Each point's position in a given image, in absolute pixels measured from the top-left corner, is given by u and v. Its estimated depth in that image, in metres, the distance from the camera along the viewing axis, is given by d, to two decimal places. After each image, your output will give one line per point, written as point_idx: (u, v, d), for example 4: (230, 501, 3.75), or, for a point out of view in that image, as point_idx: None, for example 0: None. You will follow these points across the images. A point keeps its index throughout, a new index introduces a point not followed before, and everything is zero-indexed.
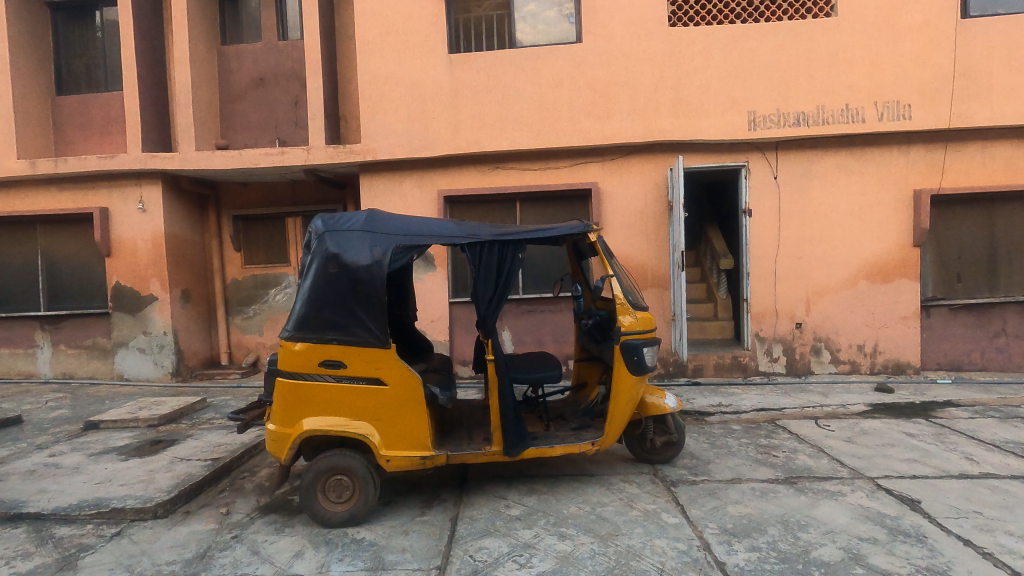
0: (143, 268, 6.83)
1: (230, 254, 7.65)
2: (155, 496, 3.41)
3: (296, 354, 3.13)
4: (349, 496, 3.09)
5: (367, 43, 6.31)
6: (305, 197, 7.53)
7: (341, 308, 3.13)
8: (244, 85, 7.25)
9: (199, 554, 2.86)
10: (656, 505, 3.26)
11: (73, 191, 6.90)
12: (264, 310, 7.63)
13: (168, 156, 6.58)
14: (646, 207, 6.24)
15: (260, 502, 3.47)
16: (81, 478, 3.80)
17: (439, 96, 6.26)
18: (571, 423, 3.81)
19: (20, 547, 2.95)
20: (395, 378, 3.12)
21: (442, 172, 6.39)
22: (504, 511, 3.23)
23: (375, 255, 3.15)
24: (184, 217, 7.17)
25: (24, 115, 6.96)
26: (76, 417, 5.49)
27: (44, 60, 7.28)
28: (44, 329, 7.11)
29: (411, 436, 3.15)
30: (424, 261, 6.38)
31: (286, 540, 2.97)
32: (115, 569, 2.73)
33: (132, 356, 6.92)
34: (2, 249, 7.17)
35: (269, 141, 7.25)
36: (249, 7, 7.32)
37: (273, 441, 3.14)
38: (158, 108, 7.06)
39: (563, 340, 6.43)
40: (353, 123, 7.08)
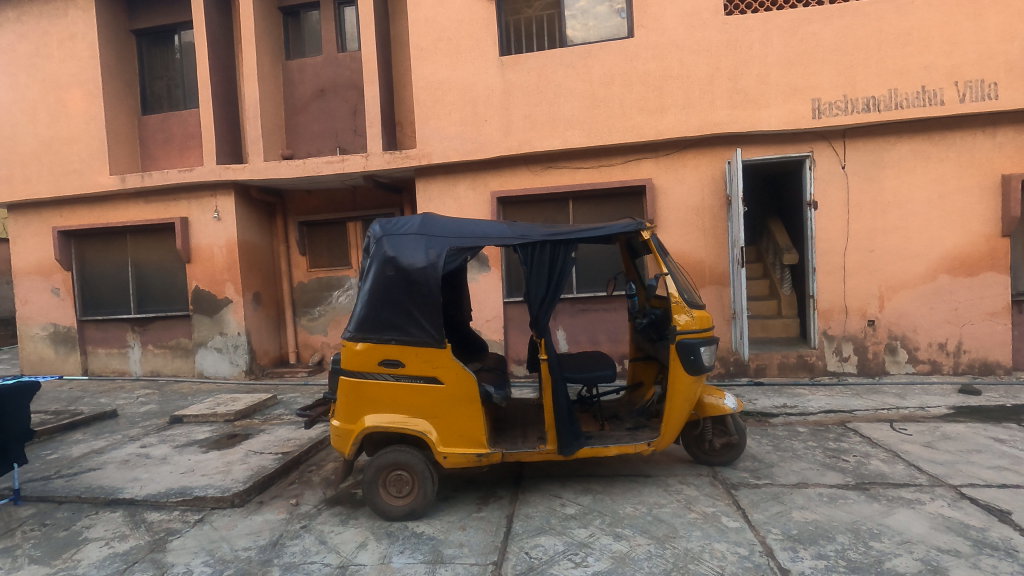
0: (219, 273, 7.31)
1: (296, 259, 8.05)
2: (233, 486, 3.65)
3: (357, 354, 3.27)
4: (409, 490, 3.20)
5: (421, 51, 6.48)
6: (364, 202, 7.80)
7: (399, 309, 3.24)
8: (307, 96, 7.61)
9: (272, 542, 3.04)
10: (716, 508, 3.18)
11: (157, 202, 7.47)
12: (328, 311, 7.98)
13: (240, 168, 7.00)
14: (703, 202, 6.07)
15: (326, 494, 3.65)
16: (168, 468, 4.13)
17: (491, 98, 6.34)
18: (626, 423, 3.77)
19: (117, 530, 3.25)
20: (451, 377, 3.20)
21: (495, 173, 6.47)
22: (560, 510, 3.25)
23: (430, 258, 3.24)
24: (255, 224, 7.61)
25: (115, 134, 7.61)
26: (163, 412, 5.94)
27: (132, 83, 7.93)
28: (135, 330, 7.74)
29: (467, 434, 3.23)
30: (478, 261, 6.49)
31: (351, 532, 3.11)
32: (198, 553, 2.95)
33: (211, 356, 7.42)
34: (98, 258, 7.87)
35: (330, 149, 7.56)
36: (311, 22, 7.68)
37: (338, 437, 3.30)
38: (229, 122, 7.53)
39: (618, 339, 6.37)
40: (408, 129, 7.29)
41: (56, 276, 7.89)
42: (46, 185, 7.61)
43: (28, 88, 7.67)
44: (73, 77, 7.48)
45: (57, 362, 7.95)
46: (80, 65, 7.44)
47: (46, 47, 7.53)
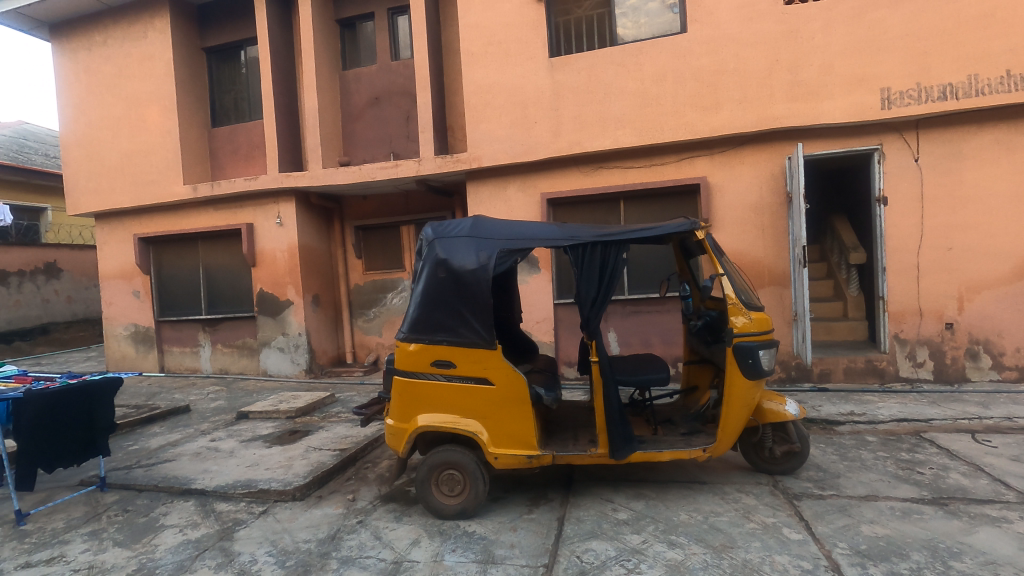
0: (281, 276, 7.66)
1: (353, 262, 8.32)
2: (294, 480, 3.81)
3: (410, 354, 3.35)
4: (460, 490, 3.23)
5: (472, 55, 6.57)
6: (417, 206, 7.97)
7: (450, 311, 3.29)
8: (362, 105, 7.86)
9: (330, 535, 3.16)
10: (777, 519, 3.04)
11: (225, 210, 7.91)
12: (383, 313, 8.19)
13: (300, 175, 7.32)
14: (762, 200, 5.85)
15: (381, 491, 3.75)
16: (235, 461, 4.35)
17: (541, 100, 6.34)
18: (680, 428, 3.68)
19: (190, 518, 3.46)
20: (501, 378, 3.22)
21: (545, 175, 6.47)
22: (612, 515, 3.20)
23: (481, 260, 3.27)
24: (314, 229, 7.93)
25: (189, 146, 8.11)
26: (231, 408, 6.28)
27: (203, 98, 8.44)
28: (206, 330, 8.22)
29: (517, 435, 3.23)
30: (528, 263, 6.50)
31: (405, 529, 3.18)
32: (262, 543, 3.09)
33: (274, 355, 7.78)
34: (173, 262, 8.41)
35: (384, 155, 7.77)
36: (366, 32, 7.92)
37: (392, 435, 3.38)
38: (291, 132, 7.87)
39: (671, 341, 6.22)
40: (459, 133, 7.40)
41: (136, 280, 8.49)
42: (129, 195, 8.20)
43: (112, 105, 8.29)
44: (151, 94, 8.03)
45: (138, 360, 8.57)
46: (157, 82, 7.97)
47: (128, 67, 8.12)
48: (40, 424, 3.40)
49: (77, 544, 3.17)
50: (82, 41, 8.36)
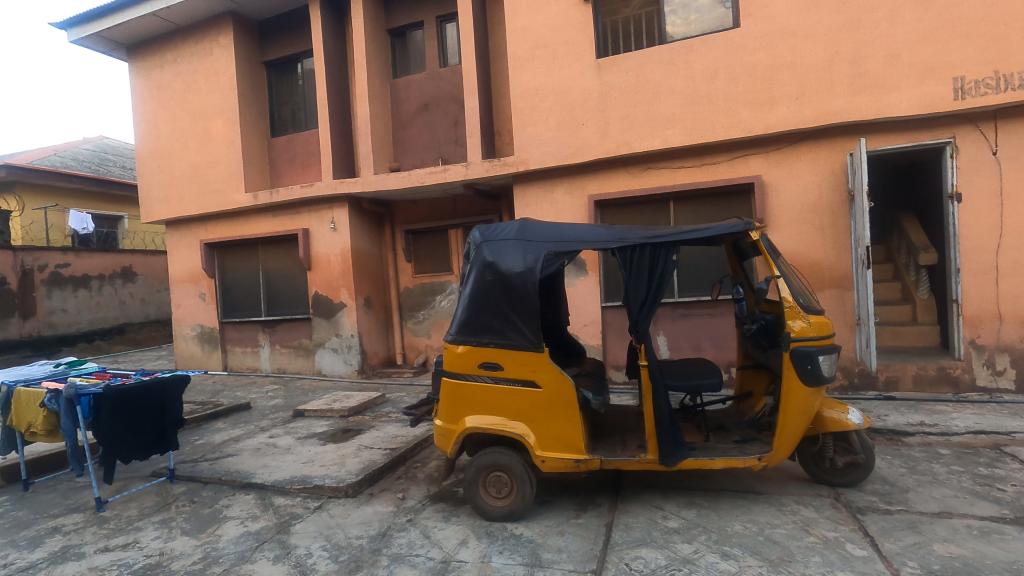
0: (335, 279, 7.92)
1: (403, 265, 8.50)
2: (347, 477, 3.93)
3: (459, 356, 3.39)
4: (508, 492, 3.25)
5: (518, 59, 6.60)
6: (465, 210, 8.06)
7: (497, 313, 3.31)
8: (412, 111, 8.04)
9: (381, 532, 3.23)
10: (839, 534, 2.89)
11: (283, 216, 8.25)
12: (431, 315, 8.33)
13: (353, 181, 7.56)
14: (821, 198, 5.59)
15: (430, 491, 3.81)
16: (292, 457, 4.53)
17: (588, 102, 6.30)
18: (733, 435, 3.56)
19: (250, 510, 3.62)
20: (548, 381, 3.21)
21: (592, 177, 6.42)
22: (662, 523, 3.13)
23: (528, 262, 3.28)
24: (366, 233, 8.16)
25: (250, 156, 8.52)
26: (288, 406, 6.54)
27: (263, 110, 8.84)
28: (265, 331, 8.60)
29: (565, 439, 3.21)
30: (576, 266, 6.47)
31: (453, 528, 3.22)
32: (317, 537, 3.20)
33: (328, 356, 8.05)
34: (235, 266, 8.84)
35: (433, 160, 7.92)
36: (415, 41, 8.09)
37: (440, 436, 3.43)
38: (344, 140, 8.14)
39: (724, 346, 6.03)
40: (506, 136, 7.44)
41: (202, 283, 8.97)
42: (196, 203, 8.70)
43: (181, 119, 8.82)
44: (216, 107, 8.49)
45: (204, 358, 9.06)
46: (222, 96, 8.42)
47: (196, 83, 8.62)
48: (117, 417, 3.66)
49: (149, 532, 3.38)
50: (155, 60, 8.93)
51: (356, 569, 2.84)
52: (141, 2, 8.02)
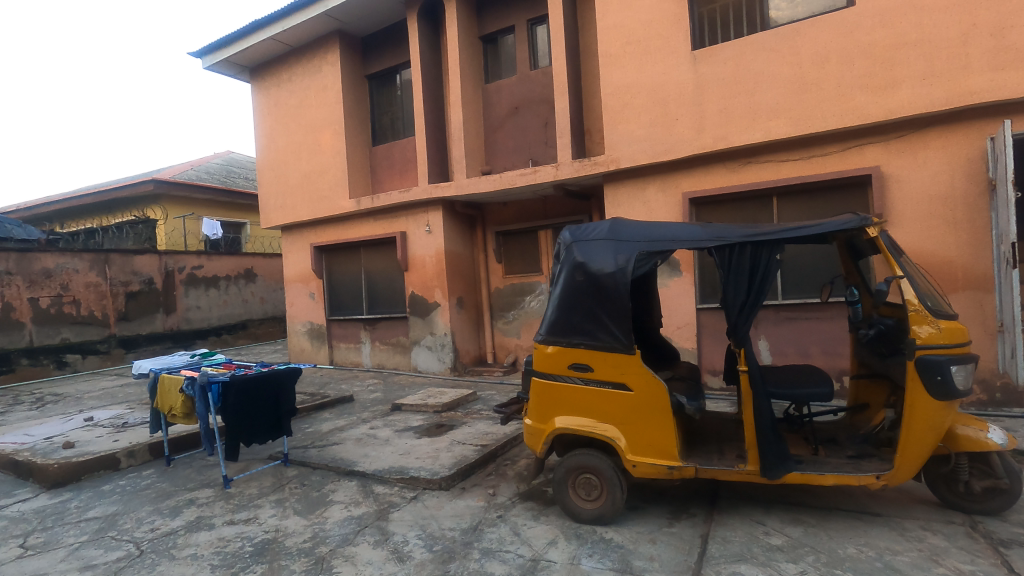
0: (429, 279, 8.26)
1: (494, 266, 8.66)
2: (440, 470, 4.08)
3: (549, 357, 3.41)
4: (598, 495, 3.20)
5: (610, 57, 6.52)
6: (554, 211, 8.07)
7: (588, 314, 3.28)
8: (503, 115, 8.18)
9: (473, 526, 3.32)
10: (976, 567, 2.57)
11: (383, 220, 8.74)
12: (521, 315, 8.38)
13: (447, 185, 7.83)
14: (953, 190, 4.99)
15: (519, 489, 3.86)
16: (390, 448, 4.78)
17: (683, 96, 6.07)
18: (846, 450, 3.27)
19: (353, 496, 3.87)
20: (640, 384, 3.13)
21: (687, 174, 6.19)
22: (763, 539, 2.94)
23: (619, 263, 3.22)
24: (459, 235, 8.42)
25: (354, 165, 9.09)
26: (387, 399, 6.90)
27: (366, 121, 9.40)
28: (367, 328, 9.14)
29: (656, 444, 3.12)
30: (669, 266, 6.26)
31: (542, 528, 3.24)
32: (413, 526, 3.36)
33: (423, 353, 8.41)
34: (340, 268, 9.48)
35: (524, 162, 8.00)
36: (507, 45, 8.22)
37: (530, 435, 3.46)
38: (439, 145, 8.45)
39: (835, 352, 5.55)
40: (596, 136, 7.36)
41: (312, 283, 9.72)
42: (307, 209, 9.44)
43: (295, 133, 9.61)
44: (325, 120, 9.15)
45: (314, 353, 9.82)
46: (329, 110, 9.07)
47: (307, 98, 9.35)
48: (240, 404, 4.06)
49: (267, 510, 3.72)
50: (274, 79, 9.80)
51: (449, 560, 2.94)
52: (261, 28, 8.84)
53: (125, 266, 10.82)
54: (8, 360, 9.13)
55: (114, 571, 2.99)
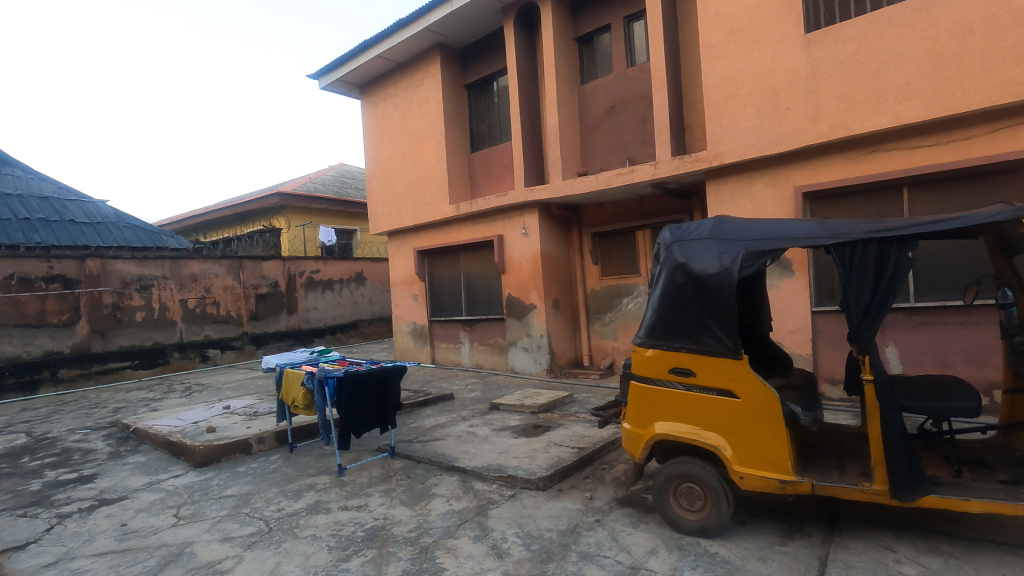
0: (526, 282, 8.37)
1: (590, 267, 8.59)
2: (537, 471, 4.11)
3: (648, 360, 3.32)
4: (701, 506, 3.07)
5: (713, 48, 6.24)
6: (653, 210, 7.83)
7: (690, 316, 3.15)
8: (599, 115, 8.09)
9: (570, 528, 3.32)
10: None
11: (481, 223, 8.98)
12: (618, 317, 8.22)
13: (543, 188, 7.90)
14: None
15: (617, 494, 3.79)
16: (489, 446, 4.90)
17: (794, 83, 5.65)
18: (998, 474, 2.86)
19: (454, 491, 4.02)
20: (747, 392, 2.96)
21: (800, 167, 5.75)
22: (894, 567, 2.66)
23: (724, 263, 3.06)
24: (555, 237, 8.45)
25: (454, 171, 9.43)
26: (485, 399, 7.08)
27: (465, 128, 9.72)
28: (466, 329, 9.45)
29: (766, 456, 2.92)
30: (779, 266, 5.86)
31: (642, 536, 3.16)
32: (511, 524, 3.42)
33: (520, 354, 8.54)
34: (441, 271, 9.88)
35: (621, 162, 7.85)
36: (603, 43, 8.12)
37: (629, 439, 3.39)
38: (535, 149, 8.54)
39: (983, 363, 4.88)
40: (698, 131, 7.05)
41: (415, 286, 10.23)
42: (411, 216, 9.96)
43: (400, 143, 10.17)
44: (427, 130, 9.60)
45: (417, 352, 10.33)
46: (431, 120, 9.49)
47: (411, 110, 9.85)
48: (352, 398, 4.36)
49: (376, 498, 3.97)
50: (381, 94, 10.43)
51: (547, 560, 2.96)
52: (371, 47, 9.48)
53: (255, 271, 12.04)
54: (163, 354, 10.50)
55: (247, 544, 3.34)
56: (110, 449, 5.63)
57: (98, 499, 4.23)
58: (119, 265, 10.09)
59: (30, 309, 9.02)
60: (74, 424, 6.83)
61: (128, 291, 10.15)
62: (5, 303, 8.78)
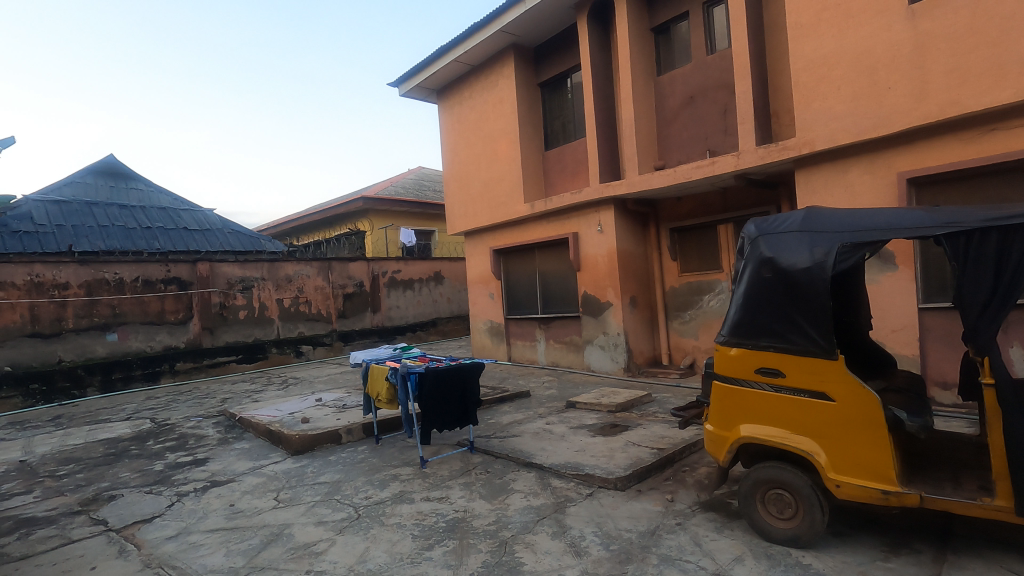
0: (602, 279, 8.28)
1: (668, 264, 8.34)
2: (616, 470, 4.06)
3: (732, 359, 3.18)
4: (792, 514, 2.90)
5: (802, 28, 5.86)
6: (736, 203, 7.48)
7: (778, 314, 2.98)
8: (677, 106, 7.84)
9: (650, 530, 3.26)
10: None
11: (555, 221, 8.98)
12: (699, 315, 7.93)
13: (618, 184, 7.78)
14: None
15: (700, 498, 3.67)
16: (566, 444, 4.90)
17: (896, 60, 5.19)
18: None
19: (532, 487, 4.05)
20: (844, 394, 2.77)
21: (904, 151, 5.28)
22: None
23: (816, 256, 2.88)
24: (631, 233, 8.29)
25: (529, 170, 9.48)
26: (561, 397, 7.08)
27: (539, 127, 9.75)
28: (541, 327, 9.49)
29: (867, 463, 2.71)
30: (880, 259, 5.41)
31: (727, 542, 3.04)
32: (590, 523, 3.40)
33: (597, 353, 8.46)
34: (516, 269, 9.98)
35: (700, 153, 7.56)
36: (681, 32, 7.85)
37: (712, 441, 3.27)
38: (610, 144, 8.42)
39: None
40: (785, 117, 6.64)
41: (492, 284, 10.42)
42: (487, 216, 10.15)
43: (475, 145, 10.39)
44: (501, 130, 9.73)
45: (494, 349, 10.51)
46: (506, 121, 9.62)
47: (486, 112, 10.03)
48: (433, 393, 4.52)
49: (457, 491, 4.09)
50: (457, 97, 10.69)
51: (626, 561, 2.92)
52: (447, 52, 9.74)
53: (343, 272, 12.74)
54: (263, 349, 11.35)
55: (339, 529, 3.55)
56: (219, 436, 6.19)
57: (210, 481, 4.67)
58: (225, 267, 11.05)
59: (152, 308, 10.09)
60: (189, 412, 7.56)
61: (232, 291, 11.08)
62: (132, 302, 9.88)
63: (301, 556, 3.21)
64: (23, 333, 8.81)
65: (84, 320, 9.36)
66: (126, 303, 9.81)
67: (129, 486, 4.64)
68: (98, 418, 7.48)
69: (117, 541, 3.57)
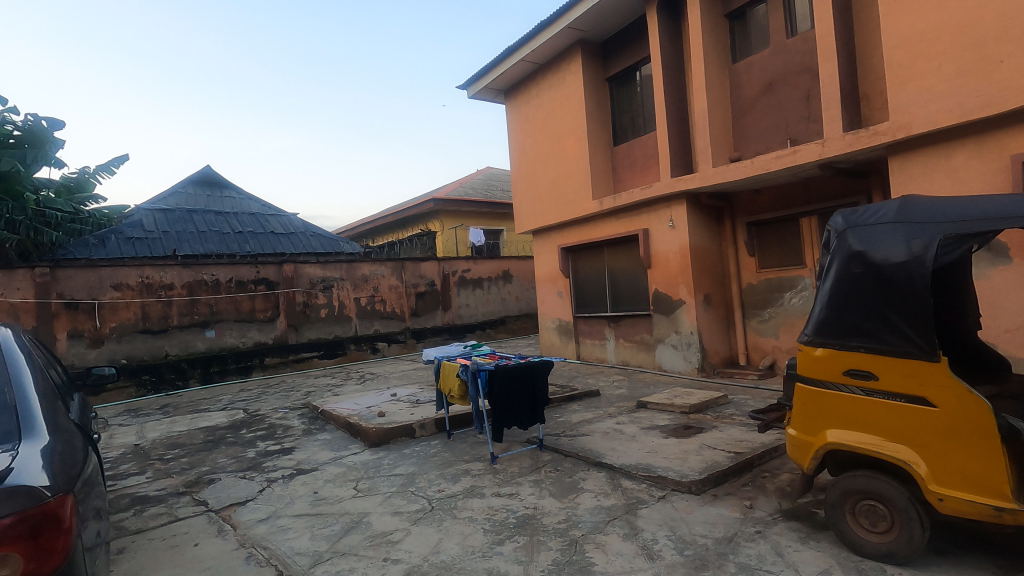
0: (674, 276, 8.04)
1: (746, 259, 7.98)
2: (690, 473, 3.93)
3: (817, 360, 2.99)
4: (887, 527, 2.70)
5: (896, 3, 5.41)
6: (821, 194, 7.02)
7: (869, 311, 2.77)
8: (755, 94, 7.46)
9: (727, 537, 3.13)
10: None
11: (625, 218, 8.83)
12: (779, 313, 7.52)
13: (691, 178, 7.53)
14: None
15: (782, 506, 3.48)
16: (637, 445, 4.81)
17: (1009, 31, 4.68)
18: None
19: (603, 487, 4.01)
20: (947, 400, 2.54)
21: (1018, 132, 4.76)
22: None
23: (913, 249, 2.66)
24: (705, 228, 7.99)
25: (597, 166, 9.36)
26: (631, 396, 6.96)
27: (607, 122, 9.59)
28: (611, 325, 9.36)
29: (975, 477, 2.47)
30: (990, 251, 4.90)
31: (813, 553, 2.87)
32: (662, 526, 3.32)
33: (669, 352, 8.23)
34: (584, 267, 9.89)
35: (780, 143, 7.16)
36: (759, 16, 7.47)
37: (795, 446, 3.09)
38: (682, 137, 8.15)
39: None
40: (877, 100, 6.15)
41: (560, 282, 10.39)
42: (555, 213, 10.13)
43: (542, 143, 10.40)
44: (569, 126, 9.67)
45: (562, 347, 10.48)
46: (573, 118, 9.54)
47: (553, 109, 10.00)
48: (504, 391, 4.58)
49: (527, 488, 4.12)
50: (524, 96, 10.73)
51: (702, 567, 2.83)
52: (515, 51, 9.81)
53: (415, 271, 13.15)
54: (342, 346, 11.95)
55: (414, 520, 3.68)
56: (303, 427, 6.57)
57: (295, 469, 4.97)
58: (308, 268, 11.70)
59: (244, 307, 10.86)
60: (277, 404, 8.09)
61: (315, 291, 11.72)
62: (227, 302, 10.68)
63: (379, 544, 3.36)
64: (136, 329, 9.76)
65: (186, 318, 10.24)
66: (222, 302, 10.62)
67: (225, 471, 5.03)
68: (199, 407, 8.16)
69: (216, 521, 3.89)
